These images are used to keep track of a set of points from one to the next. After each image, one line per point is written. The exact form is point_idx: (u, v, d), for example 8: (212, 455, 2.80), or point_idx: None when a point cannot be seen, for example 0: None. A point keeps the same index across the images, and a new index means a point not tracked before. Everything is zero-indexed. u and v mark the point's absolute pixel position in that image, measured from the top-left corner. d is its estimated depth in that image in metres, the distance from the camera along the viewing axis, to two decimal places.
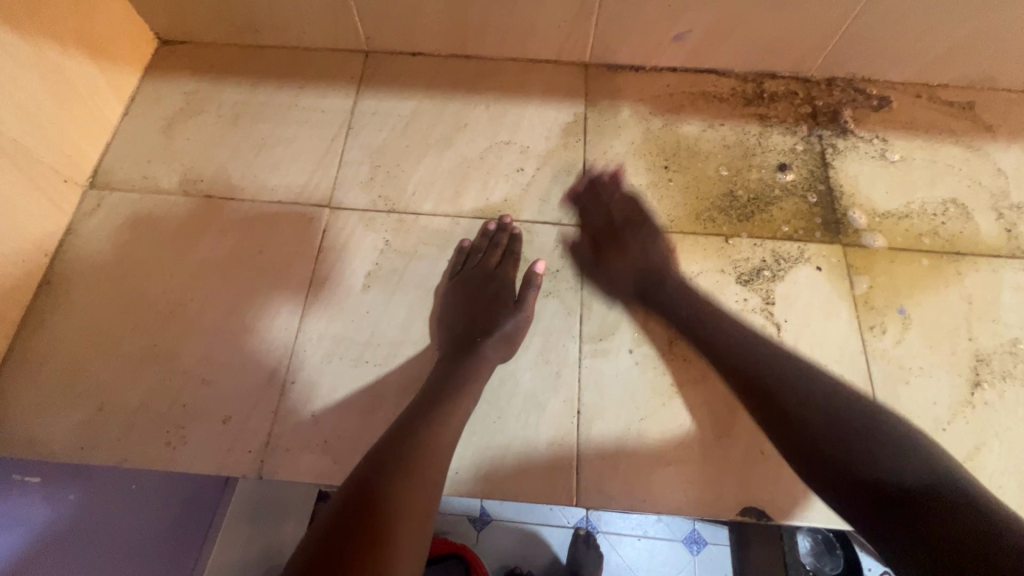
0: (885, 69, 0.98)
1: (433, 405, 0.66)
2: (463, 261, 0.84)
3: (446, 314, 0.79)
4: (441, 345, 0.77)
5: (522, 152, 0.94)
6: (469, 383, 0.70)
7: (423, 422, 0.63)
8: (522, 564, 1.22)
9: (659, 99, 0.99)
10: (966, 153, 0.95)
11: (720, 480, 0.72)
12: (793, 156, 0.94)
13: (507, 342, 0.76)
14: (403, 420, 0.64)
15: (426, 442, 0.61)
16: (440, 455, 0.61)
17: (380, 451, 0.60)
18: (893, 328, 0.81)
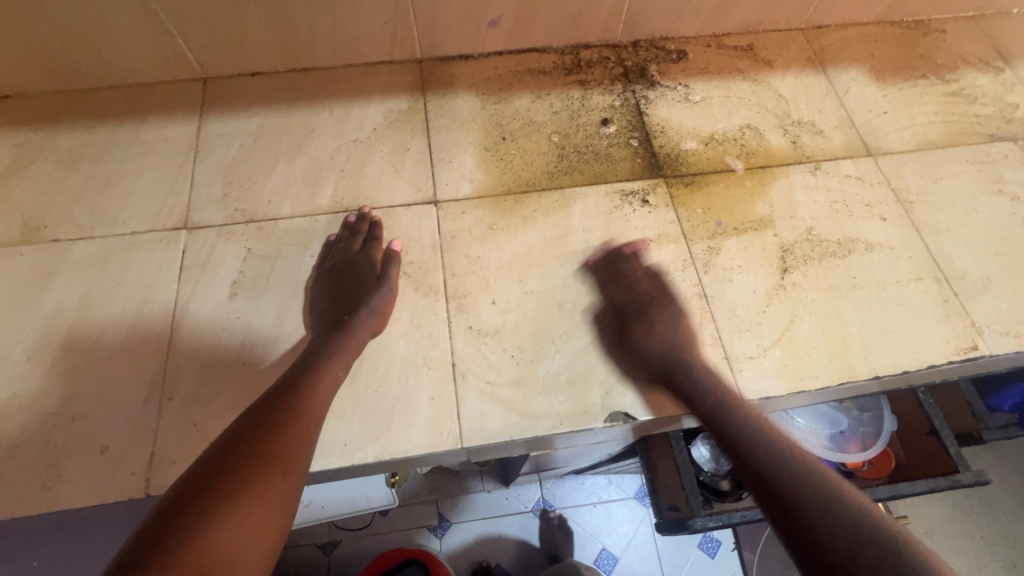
0: (675, 27, 1.14)
1: (307, 370, 0.71)
2: (333, 248, 0.88)
3: (320, 293, 0.83)
4: (316, 323, 0.81)
5: (371, 147, 1.00)
6: (344, 350, 0.75)
7: (301, 383, 0.69)
8: (490, 558, 1.33)
9: (490, 81, 1.08)
10: (753, 86, 1.11)
11: (585, 394, 0.80)
12: (613, 111, 1.06)
13: (379, 310, 0.81)
14: (280, 383, 0.69)
15: (301, 405, 0.67)
16: (311, 419, 0.67)
17: (253, 414, 0.65)
18: (713, 239, 0.94)
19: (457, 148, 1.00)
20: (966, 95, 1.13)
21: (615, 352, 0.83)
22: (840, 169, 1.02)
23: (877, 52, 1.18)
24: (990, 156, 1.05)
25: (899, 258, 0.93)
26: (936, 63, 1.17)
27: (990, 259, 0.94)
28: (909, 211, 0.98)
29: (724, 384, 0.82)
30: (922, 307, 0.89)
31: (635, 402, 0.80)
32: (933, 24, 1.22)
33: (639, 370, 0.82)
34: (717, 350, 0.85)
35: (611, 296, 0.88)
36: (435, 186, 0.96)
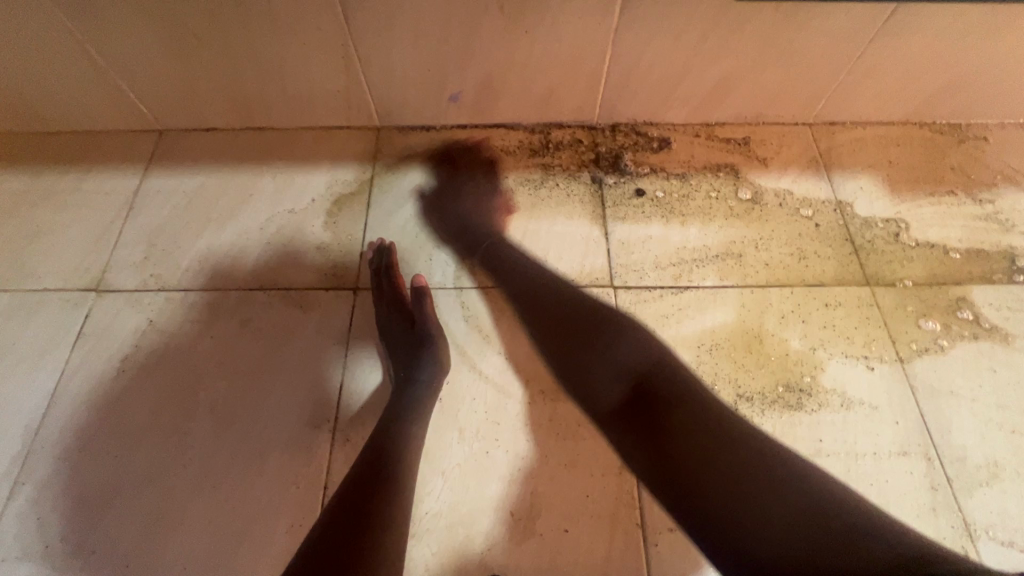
0: (659, 114, 1.03)
1: (386, 430, 0.70)
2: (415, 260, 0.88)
3: (397, 346, 0.79)
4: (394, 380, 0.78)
5: (305, 219, 0.94)
6: (414, 419, 0.72)
7: (382, 461, 0.66)
8: None
9: (446, 156, 1.01)
10: (740, 187, 0.98)
11: (461, 547, 0.69)
12: (574, 203, 0.96)
13: (439, 372, 0.77)
14: (362, 460, 0.66)
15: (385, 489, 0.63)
16: (401, 470, 0.66)
17: (350, 490, 0.62)
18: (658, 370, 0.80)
19: (394, 228, 0.93)
20: (1001, 220, 0.95)
21: (510, 499, 0.72)
22: (826, 296, 0.87)
23: (899, 157, 1.02)
24: (1022, 300, 0.87)
25: (882, 424, 0.77)
26: (969, 177, 1.00)
27: (1001, 438, 0.76)
28: (907, 363, 0.82)
29: (630, 559, 0.69)
30: (901, 492, 0.72)
31: (519, 568, 0.68)
32: (974, 129, 1.05)
33: (531, 527, 0.70)
34: (632, 513, 0.71)
35: (523, 428, 0.76)
36: (359, 271, 0.89)
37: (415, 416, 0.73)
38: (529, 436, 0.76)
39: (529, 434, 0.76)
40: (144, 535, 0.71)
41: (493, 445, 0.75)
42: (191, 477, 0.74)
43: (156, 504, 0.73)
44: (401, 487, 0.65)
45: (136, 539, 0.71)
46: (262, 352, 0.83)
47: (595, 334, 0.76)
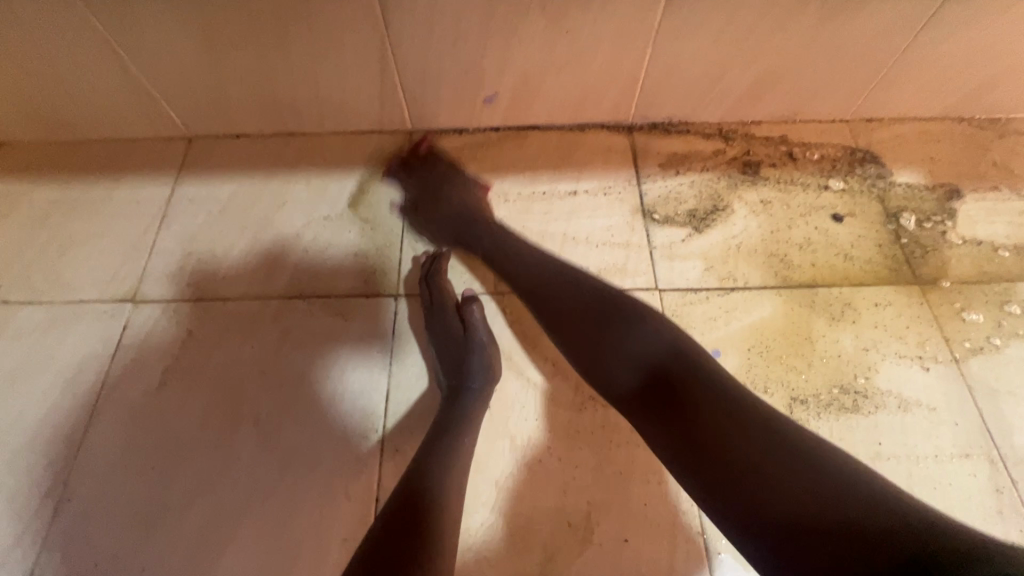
0: (696, 114, 1.01)
1: (441, 431, 0.69)
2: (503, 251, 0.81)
3: (446, 354, 0.78)
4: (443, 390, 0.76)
5: (341, 224, 0.93)
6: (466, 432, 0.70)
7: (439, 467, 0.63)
8: None
9: (481, 159, 1.00)
10: (781, 187, 0.97)
11: (520, 559, 0.68)
12: (613, 205, 0.95)
13: (490, 382, 0.75)
14: (415, 466, 0.63)
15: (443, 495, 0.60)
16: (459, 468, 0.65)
17: (406, 491, 0.59)
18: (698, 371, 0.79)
19: (431, 232, 0.92)
20: None
21: (567, 508, 0.70)
22: (874, 295, 0.86)
23: (940, 153, 1.00)
24: None
25: (942, 425, 0.75)
26: (1012, 172, 0.98)
27: None
28: (962, 363, 0.80)
29: (693, 568, 0.67)
30: (966, 495, 0.71)
31: None
32: (1013, 123, 1.03)
33: (591, 536, 0.69)
34: (692, 521, 0.70)
35: (576, 435, 0.75)
36: (399, 277, 0.88)
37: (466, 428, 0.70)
38: (582, 443, 0.74)
39: (582, 442, 0.74)
40: (195, 551, 0.70)
41: (547, 452, 0.74)
42: (239, 492, 0.73)
43: (203, 520, 0.71)
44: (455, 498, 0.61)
45: (187, 556, 0.69)
46: (304, 361, 0.81)
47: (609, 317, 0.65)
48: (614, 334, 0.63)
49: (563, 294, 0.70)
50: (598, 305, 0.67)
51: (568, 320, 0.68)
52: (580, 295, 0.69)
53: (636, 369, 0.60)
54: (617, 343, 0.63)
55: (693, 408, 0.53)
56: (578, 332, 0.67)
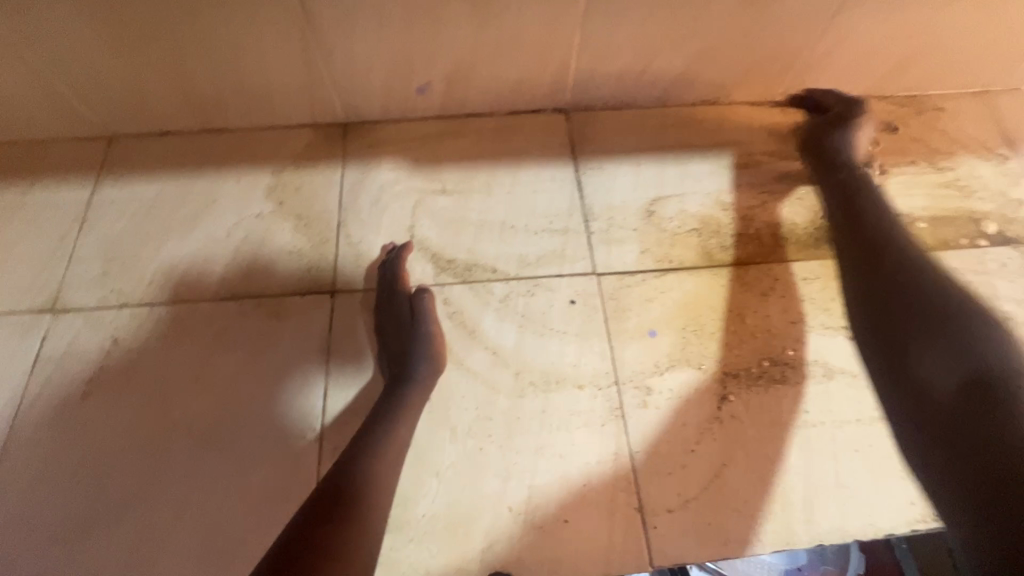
0: (630, 97, 1.02)
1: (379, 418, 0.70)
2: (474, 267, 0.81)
3: (391, 344, 0.78)
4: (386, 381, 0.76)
5: (274, 222, 0.90)
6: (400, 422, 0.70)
7: (356, 469, 0.64)
8: None
9: (417, 149, 0.98)
10: (713, 168, 0.99)
11: (461, 547, 0.68)
12: (552, 192, 0.95)
13: (432, 372, 0.75)
14: (338, 464, 0.64)
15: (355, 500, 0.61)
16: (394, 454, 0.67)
17: (319, 501, 0.60)
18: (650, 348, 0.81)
19: (368, 226, 0.90)
20: (962, 187, 0.99)
21: (507, 493, 0.71)
22: (804, 270, 0.89)
23: None
24: (985, 264, 0.91)
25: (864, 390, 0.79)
26: (929, 147, 1.03)
27: None
28: None
29: (631, 542, 0.69)
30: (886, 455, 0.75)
31: (520, 561, 0.68)
32: (930, 100, 1.08)
33: (530, 519, 0.70)
34: (629, 499, 0.72)
35: (515, 422, 0.75)
36: (336, 273, 0.86)
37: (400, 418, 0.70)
38: (521, 429, 0.75)
39: (522, 428, 0.75)
40: (125, 564, 0.68)
41: (486, 441, 0.74)
42: (170, 500, 0.71)
43: (133, 532, 0.69)
44: (376, 497, 0.63)
45: (118, 569, 0.68)
46: (238, 363, 0.79)
47: (941, 322, 0.69)
48: (969, 333, 0.67)
49: (909, 294, 0.73)
50: (929, 307, 0.71)
51: (899, 318, 0.72)
52: (922, 300, 0.72)
53: (962, 372, 0.64)
54: (980, 345, 0.65)
55: (967, 414, 0.60)
56: (892, 333, 0.72)
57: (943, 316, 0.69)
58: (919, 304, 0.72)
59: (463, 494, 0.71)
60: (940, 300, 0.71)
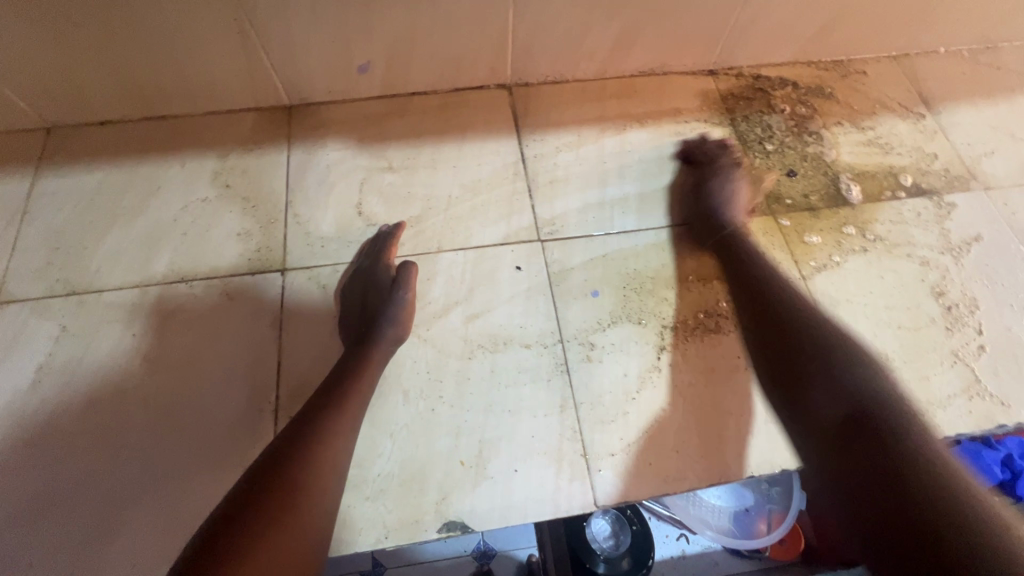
0: (570, 70, 1.05)
1: (356, 351, 0.75)
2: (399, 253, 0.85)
3: (354, 313, 0.81)
4: (349, 339, 0.78)
5: (220, 205, 0.91)
6: (357, 384, 0.71)
7: (322, 414, 0.67)
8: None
9: (363, 129, 1.00)
10: (650, 135, 1.03)
11: (417, 500, 0.71)
12: (496, 164, 0.98)
13: (392, 341, 0.77)
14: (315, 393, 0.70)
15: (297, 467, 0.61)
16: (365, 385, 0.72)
17: (296, 423, 0.66)
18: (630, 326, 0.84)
19: (317, 205, 0.92)
20: (882, 144, 1.06)
21: (459, 449, 0.74)
22: None
23: (791, 95, 1.09)
24: (901, 215, 0.98)
25: None
26: (852, 108, 1.09)
27: (890, 335, 0.85)
28: (809, 279, 0.90)
29: (576, 486, 0.73)
30: None
31: (474, 510, 0.71)
32: (854, 64, 1.14)
33: (481, 471, 0.73)
34: (574, 447, 0.76)
35: (465, 382, 0.79)
36: (286, 252, 0.88)
37: (357, 381, 0.72)
38: (471, 389, 0.78)
39: (471, 388, 0.78)
40: (86, 539, 0.69)
41: (438, 402, 0.77)
42: (127, 478, 0.72)
43: (91, 511, 0.71)
44: (342, 420, 0.68)
45: (79, 545, 0.69)
46: (191, 343, 0.80)
47: (808, 361, 0.71)
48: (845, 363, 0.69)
49: (804, 332, 0.74)
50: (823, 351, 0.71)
51: (785, 364, 0.74)
52: (822, 338, 0.73)
53: (843, 405, 0.64)
54: (840, 378, 0.67)
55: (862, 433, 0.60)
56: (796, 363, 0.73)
57: (807, 362, 0.71)
58: (817, 342, 0.72)
59: (418, 452, 0.74)
60: (819, 343, 0.72)
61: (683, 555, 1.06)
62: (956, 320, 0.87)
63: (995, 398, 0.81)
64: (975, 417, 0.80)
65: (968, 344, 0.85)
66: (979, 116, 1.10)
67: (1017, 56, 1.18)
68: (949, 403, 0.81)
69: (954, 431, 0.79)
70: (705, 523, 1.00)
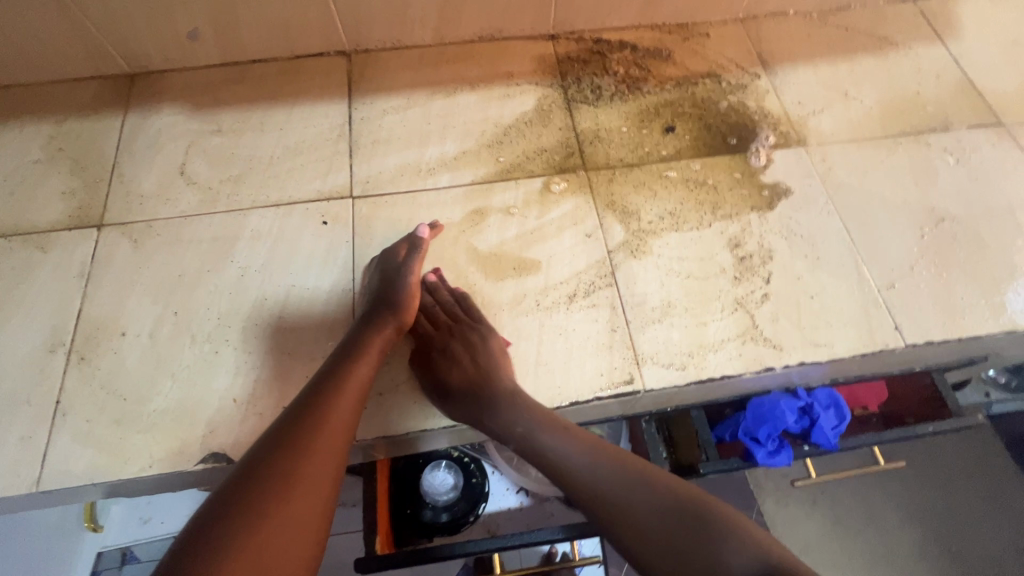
0: (404, 36, 1.08)
1: (342, 361, 0.72)
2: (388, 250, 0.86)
3: (377, 289, 0.82)
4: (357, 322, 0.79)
5: (49, 166, 0.96)
6: (348, 379, 0.70)
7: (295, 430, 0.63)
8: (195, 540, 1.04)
9: (198, 95, 1.04)
10: (479, 98, 1.05)
11: (185, 433, 0.76)
12: (321, 127, 1.02)
13: (395, 327, 0.78)
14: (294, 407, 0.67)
15: (286, 474, 0.59)
16: (352, 396, 0.69)
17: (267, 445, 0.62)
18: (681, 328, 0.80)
19: (142, 166, 0.96)
20: (713, 103, 1.06)
21: (235, 388, 0.79)
22: (547, 185, 0.96)
23: (628, 58, 1.11)
24: (717, 171, 0.99)
25: (577, 285, 0.88)
26: (688, 69, 1.10)
27: (677, 284, 0.88)
28: (608, 232, 0.92)
29: None
30: (586, 338, 0.84)
31: (238, 442, 0.75)
32: (697, 28, 1.15)
33: (251, 407, 0.78)
34: None
35: (252, 328, 0.83)
36: (105, 208, 0.92)
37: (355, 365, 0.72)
38: (258, 334, 0.83)
39: (257, 333, 0.83)
40: None
41: (223, 345, 0.81)
42: None
43: None
44: (322, 435, 0.63)
45: None
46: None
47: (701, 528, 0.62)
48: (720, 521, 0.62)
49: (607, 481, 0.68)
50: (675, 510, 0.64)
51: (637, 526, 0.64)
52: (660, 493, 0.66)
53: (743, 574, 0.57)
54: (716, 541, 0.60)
55: None
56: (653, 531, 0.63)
57: (688, 531, 0.62)
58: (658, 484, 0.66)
59: (194, 388, 0.78)
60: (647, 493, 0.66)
61: (518, 507, 1.08)
62: (746, 270, 0.89)
63: (767, 342, 0.83)
64: (742, 360, 0.82)
65: (752, 292, 0.87)
66: (816, 76, 1.11)
67: (866, 19, 1.18)
68: (721, 347, 0.83)
69: (720, 373, 0.82)
70: (526, 476, 1.03)
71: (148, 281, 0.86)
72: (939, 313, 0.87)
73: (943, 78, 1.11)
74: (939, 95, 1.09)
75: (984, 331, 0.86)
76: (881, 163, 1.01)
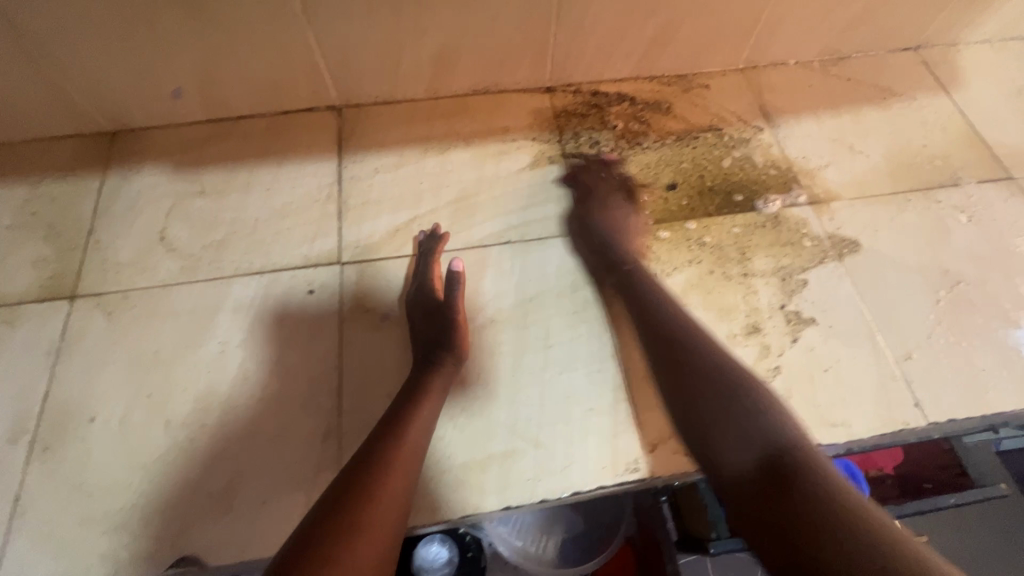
0: (397, 90, 1.05)
1: (407, 398, 0.73)
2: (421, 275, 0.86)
3: (423, 331, 0.80)
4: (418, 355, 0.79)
5: (21, 233, 0.91)
6: (416, 416, 0.70)
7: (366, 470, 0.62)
8: None
9: (182, 153, 1.00)
10: (473, 155, 1.02)
11: (154, 533, 0.70)
12: (309, 186, 0.98)
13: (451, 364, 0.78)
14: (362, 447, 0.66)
15: (357, 512, 0.57)
16: (417, 436, 0.68)
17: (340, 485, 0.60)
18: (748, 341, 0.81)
19: (119, 230, 0.92)
20: (715, 158, 1.03)
21: (209, 481, 0.73)
22: (544, 248, 0.92)
23: (627, 111, 1.08)
24: (721, 232, 0.95)
25: (577, 357, 0.83)
26: (689, 122, 1.07)
27: None
28: (609, 299, 0.88)
29: None
30: (589, 418, 0.79)
31: (211, 544, 0.70)
32: (697, 79, 1.13)
33: (226, 504, 0.72)
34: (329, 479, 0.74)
35: (230, 411, 0.77)
36: (78, 278, 0.87)
37: (420, 403, 0.72)
38: (235, 417, 0.77)
39: (235, 416, 0.77)
40: None
41: (198, 430, 0.76)
42: None
43: None
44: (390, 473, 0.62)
45: None
46: None
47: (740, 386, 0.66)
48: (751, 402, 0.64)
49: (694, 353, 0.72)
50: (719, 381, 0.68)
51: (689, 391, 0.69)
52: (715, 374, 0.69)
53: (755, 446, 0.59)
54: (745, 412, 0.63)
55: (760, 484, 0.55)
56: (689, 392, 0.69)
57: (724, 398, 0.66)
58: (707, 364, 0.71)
59: (166, 481, 0.73)
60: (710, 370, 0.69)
61: None
62: (757, 341, 0.85)
63: None
64: None
65: (762, 366, 0.83)
66: (819, 128, 1.08)
67: (867, 68, 1.16)
68: None
69: None
70: (526, 557, 0.94)
71: (120, 359, 0.81)
72: (960, 387, 0.83)
73: (948, 130, 1.08)
74: (946, 147, 1.06)
75: (1007, 405, 0.82)
76: (891, 222, 0.97)
